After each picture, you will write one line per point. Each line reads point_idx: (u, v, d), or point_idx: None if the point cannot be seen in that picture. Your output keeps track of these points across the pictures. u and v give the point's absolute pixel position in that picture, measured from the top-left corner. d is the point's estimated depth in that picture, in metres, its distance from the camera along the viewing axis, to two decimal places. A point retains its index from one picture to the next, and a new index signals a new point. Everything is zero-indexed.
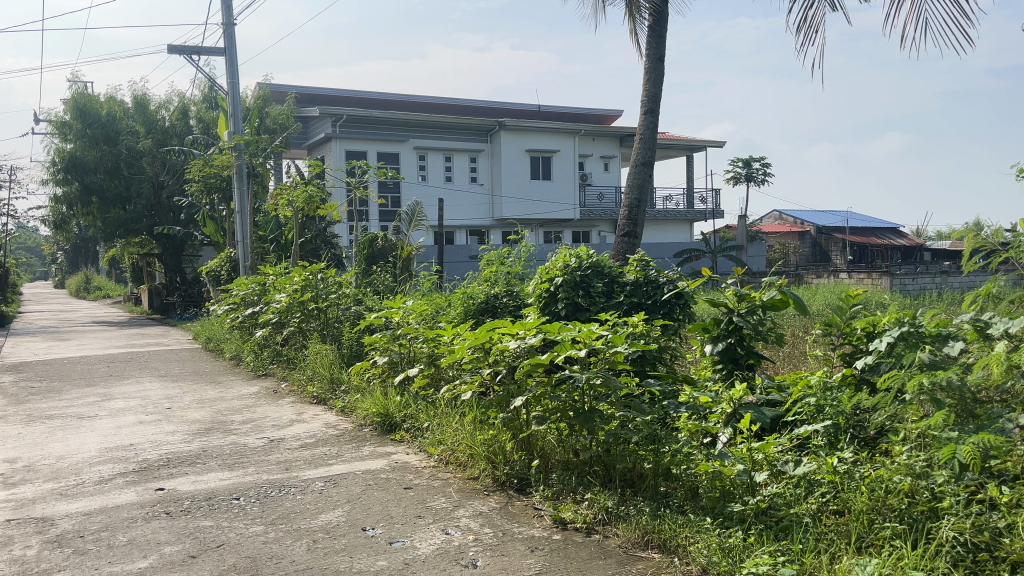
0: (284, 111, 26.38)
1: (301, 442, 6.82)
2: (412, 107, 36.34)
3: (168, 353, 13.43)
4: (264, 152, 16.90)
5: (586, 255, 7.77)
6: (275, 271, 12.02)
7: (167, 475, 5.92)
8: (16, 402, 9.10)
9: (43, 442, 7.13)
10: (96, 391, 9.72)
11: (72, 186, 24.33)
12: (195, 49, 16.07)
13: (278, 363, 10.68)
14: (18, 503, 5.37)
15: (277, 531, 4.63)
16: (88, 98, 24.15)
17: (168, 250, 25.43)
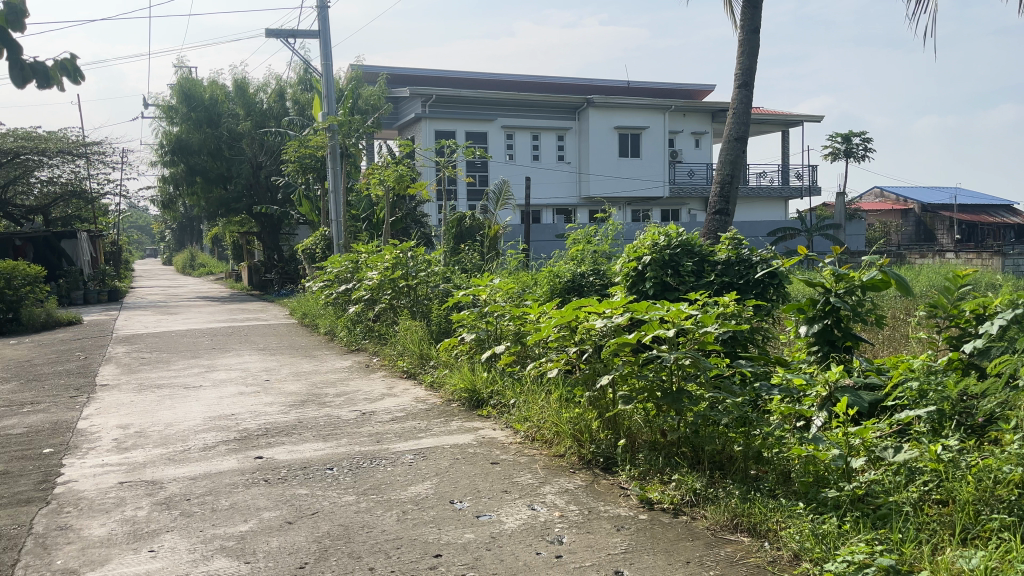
0: (375, 92, 26.81)
1: (392, 415, 6.99)
2: (500, 86, 36.43)
3: (267, 327, 13.96)
4: (356, 132, 17.22)
5: (675, 234, 7.62)
6: (367, 249, 12.27)
7: (266, 444, 6.18)
8: (129, 372, 9.67)
9: (153, 409, 7.56)
10: (201, 363, 10.21)
11: (178, 167, 25.52)
12: (291, 32, 16.48)
13: (370, 339, 10.95)
14: (131, 467, 5.72)
15: (368, 501, 4.77)
16: (193, 82, 25.28)
17: (266, 229, 26.33)
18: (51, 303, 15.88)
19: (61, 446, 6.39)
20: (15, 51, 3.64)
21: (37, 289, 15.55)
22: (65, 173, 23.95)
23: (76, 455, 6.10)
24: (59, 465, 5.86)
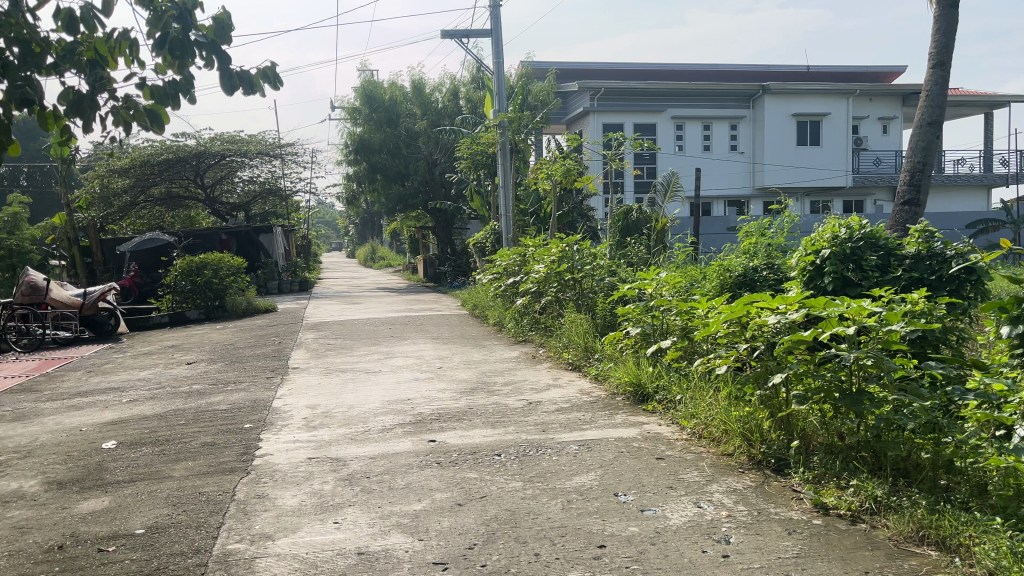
0: (545, 87, 27.15)
1: (557, 406, 7.09)
2: (670, 76, 35.79)
3: (440, 318, 14.55)
4: (525, 128, 17.52)
5: (857, 226, 7.18)
6: (535, 243, 12.46)
7: (438, 428, 6.47)
8: (316, 356, 10.42)
9: (338, 391, 8.12)
10: (380, 350, 10.82)
11: (360, 166, 27.17)
12: (465, 33, 17.05)
13: (537, 330, 11.13)
14: (318, 444, 6.19)
15: (534, 488, 4.89)
16: (374, 85, 26.79)
17: (440, 223, 27.39)
18: (251, 292, 17.38)
19: (259, 422, 7.02)
20: (225, 63, 4.07)
21: (239, 279, 17.07)
22: (262, 173, 26.10)
23: (272, 431, 6.68)
24: (258, 439, 6.44)
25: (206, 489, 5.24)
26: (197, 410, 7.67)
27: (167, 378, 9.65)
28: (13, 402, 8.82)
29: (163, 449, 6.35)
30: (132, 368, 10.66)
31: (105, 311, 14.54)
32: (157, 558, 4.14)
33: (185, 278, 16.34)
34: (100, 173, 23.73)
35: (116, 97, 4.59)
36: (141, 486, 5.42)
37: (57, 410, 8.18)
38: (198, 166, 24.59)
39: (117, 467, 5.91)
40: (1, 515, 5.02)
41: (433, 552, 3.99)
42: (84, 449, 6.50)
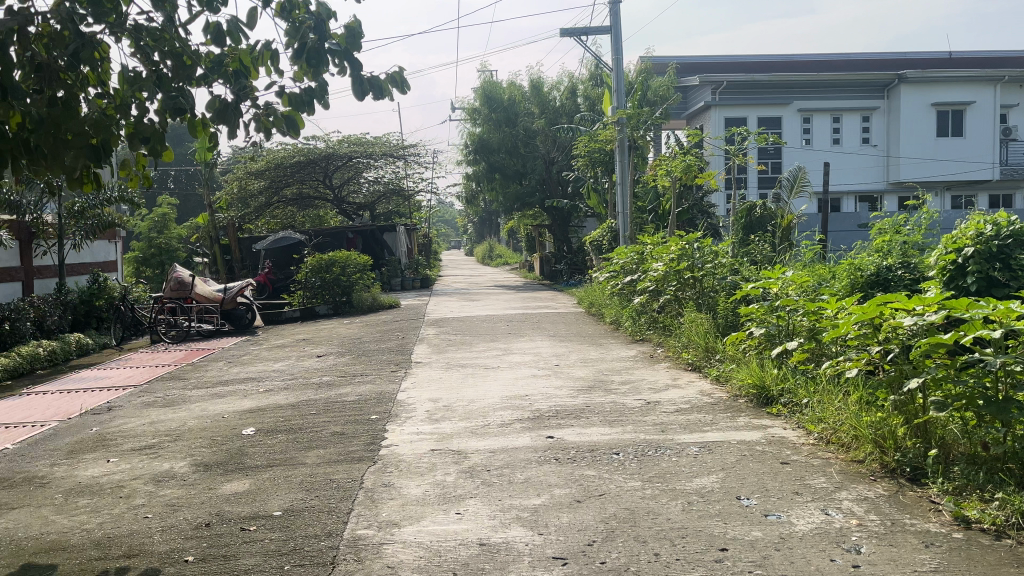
0: (665, 83, 26.81)
1: (677, 406, 7.00)
2: (796, 67, 34.55)
3: (557, 316, 14.62)
4: (643, 125, 17.35)
5: (1005, 223, 6.72)
6: (654, 241, 12.32)
7: (557, 425, 6.52)
8: (438, 351, 10.71)
9: (458, 386, 8.33)
10: (499, 346, 11.00)
11: (479, 165, 27.60)
12: (584, 31, 17.05)
13: (655, 329, 11.01)
14: (441, 436, 6.37)
15: (653, 489, 4.85)
16: (494, 85, 27.22)
17: (557, 221, 27.48)
18: (375, 288, 18.02)
19: (384, 414, 7.30)
20: (356, 70, 4.29)
21: (365, 276, 17.75)
22: (386, 173, 26.99)
23: (396, 422, 6.93)
24: (383, 430, 6.70)
25: (336, 476, 5.50)
26: (327, 401, 8.06)
27: (299, 369, 10.17)
28: (164, 389, 9.54)
29: (296, 437, 6.70)
30: (267, 359, 11.31)
31: (243, 306, 15.46)
32: (293, 539, 4.40)
33: (315, 275, 17.15)
34: (239, 175, 25.26)
35: (258, 105, 4.92)
36: (277, 471, 5.75)
37: (202, 398, 8.79)
38: (327, 167, 25.76)
39: (256, 452, 6.29)
40: (156, 493, 5.46)
41: (552, 546, 4.05)
42: (226, 435, 6.96)
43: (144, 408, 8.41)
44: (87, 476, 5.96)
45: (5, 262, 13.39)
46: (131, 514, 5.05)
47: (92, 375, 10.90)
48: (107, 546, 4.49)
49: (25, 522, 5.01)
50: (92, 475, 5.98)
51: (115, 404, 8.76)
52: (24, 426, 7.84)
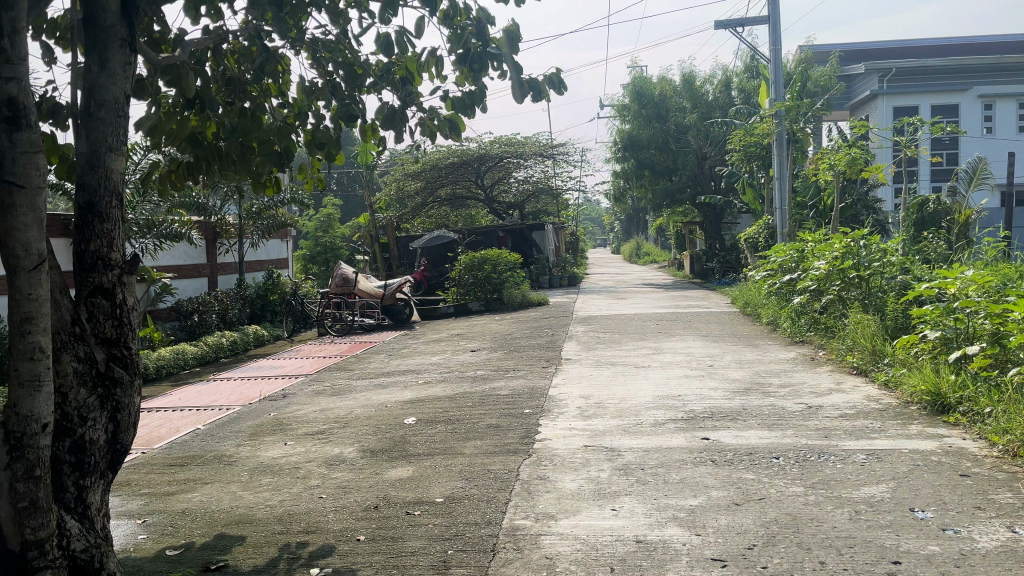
0: (827, 72, 25.58)
1: (841, 411, 6.69)
2: (974, 50, 32.12)
3: (710, 315, 14.30)
4: (803, 117, 16.64)
5: None
6: (815, 238, 11.77)
7: (712, 426, 6.41)
8: (588, 349, 10.77)
9: (610, 383, 8.35)
10: (649, 345, 10.91)
11: (628, 162, 27.27)
12: (740, 22, 16.57)
13: (816, 331, 10.54)
14: (594, 433, 6.43)
15: (817, 495, 4.69)
16: (644, 81, 26.99)
17: (709, 218, 26.91)
18: (526, 285, 18.31)
19: (537, 409, 7.44)
20: (517, 72, 4.39)
21: (515, 274, 18.10)
22: (536, 172, 27.33)
23: (550, 417, 7.05)
24: (537, 424, 6.84)
25: (494, 467, 5.68)
26: (482, 394, 8.32)
27: (455, 363, 10.54)
28: (332, 378, 10.18)
29: (455, 427, 6.97)
30: (425, 353, 11.79)
31: (401, 301, 16.19)
32: (455, 526, 4.59)
33: (468, 272, 17.68)
34: (397, 177, 26.43)
35: (423, 109, 5.14)
36: (438, 460, 6.01)
37: (366, 388, 9.30)
38: (479, 167, 26.45)
39: (418, 441, 6.60)
40: (329, 475, 5.85)
41: (711, 548, 4.00)
42: (390, 423, 7.34)
43: (315, 396, 9.01)
44: (268, 457, 6.48)
45: (194, 259, 14.72)
46: (308, 493, 5.45)
47: (269, 363, 11.80)
48: (288, 522, 4.87)
49: (217, 496, 5.52)
50: (272, 456, 6.50)
51: (289, 391, 9.45)
52: (213, 409, 8.62)
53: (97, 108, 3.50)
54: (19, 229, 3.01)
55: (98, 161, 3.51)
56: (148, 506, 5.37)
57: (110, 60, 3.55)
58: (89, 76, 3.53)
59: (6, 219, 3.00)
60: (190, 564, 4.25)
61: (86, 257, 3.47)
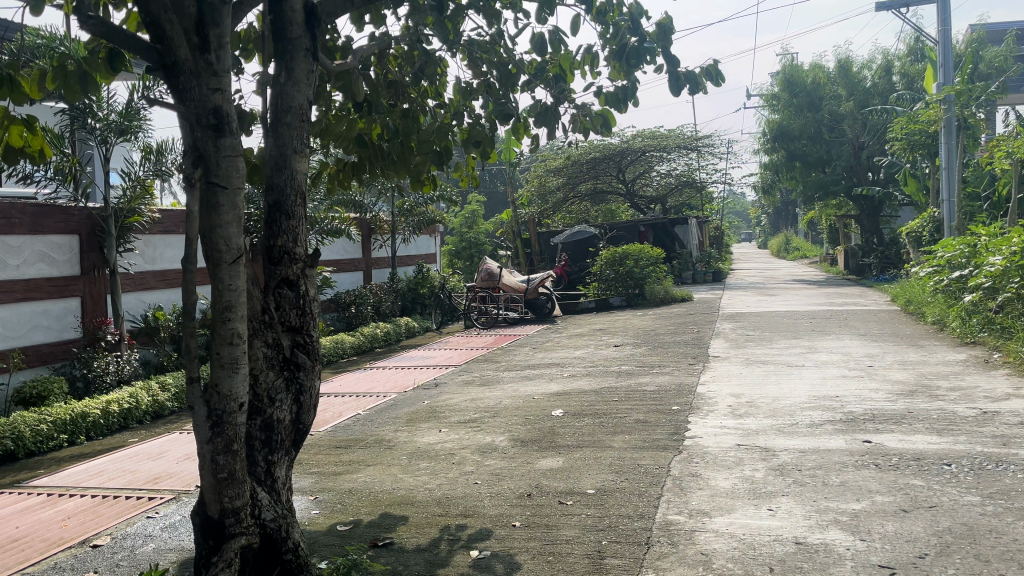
0: (1002, 52, 23.60)
1: (1021, 418, 6.20)
2: None
3: (868, 313, 13.56)
4: (976, 101, 15.45)
5: None
6: (990, 231, 10.92)
7: (874, 429, 6.12)
8: (736, 346, 10.52)
9: (762, 382, 8.13)
10: (802, 344, 10.51)
11: (778, 153, 26.31)
12: (904, 2, 15.60)
13: (990, 331, 9.79)
14: (746, 432, 6.29)
15: (995, 506, 4.39)
16: (796, 69, 25.95)
17: (866, 212, 25.34)
18: (669, 281, 18.04)
19: (686, 405, 7.37)
20: (673, 65, 4.35)
21: (658, 269, 17.84)
22: (680, 165, 26.87)
23: (700, 415, 6.96)
24: (687, 421, 6.77)
25: (644, 462, 5.68)
26: (628, 389, 8.32)
27: (599, 357, 10.58)
28: (479, 369, 10.48)
29: (602, 421, 7.02)
30: (569, 347, 11.89)
31: (544, 296, 16.39)
32: (608, 517, 4.65)
33: (610, 267, 17.67)
34: (539, 173, 26.72)
35: (575, 106, 5.20)
36: (587, 452, 6.09)
37: (513, 379, 9.52)
38: (621, 161, 26.30)
39: (567, 433, 6.70)
40: (482, 462, 6.06)
41: (878, 554, 3.86)
42: (538, 415, 7.49)
43: (465, 386, 9.31)
44: (424, 443, 6.78)
45: (351, 254, 15.65)
46: (464, 479, 5.67)
47: (420, 354, 12.28)
48: (446, 505, 5.10)
49: (380, 478, 5.85)
50: (427, 442, 6.79)
51: (440, 381, 9.81)
52: (370, 396, 9.09)
53: (285, 114, 3.80)
54: (222, 225, 3.33)
55: (285, 162, 3.81)
56: (317, 484, 5.77)
57: (295, 69, 3.83)
58: (277, 84, 3.84)
59: (211, 217, 3.32)
60: (360, 539, 4.54)
61: (274, 251, 3.78)
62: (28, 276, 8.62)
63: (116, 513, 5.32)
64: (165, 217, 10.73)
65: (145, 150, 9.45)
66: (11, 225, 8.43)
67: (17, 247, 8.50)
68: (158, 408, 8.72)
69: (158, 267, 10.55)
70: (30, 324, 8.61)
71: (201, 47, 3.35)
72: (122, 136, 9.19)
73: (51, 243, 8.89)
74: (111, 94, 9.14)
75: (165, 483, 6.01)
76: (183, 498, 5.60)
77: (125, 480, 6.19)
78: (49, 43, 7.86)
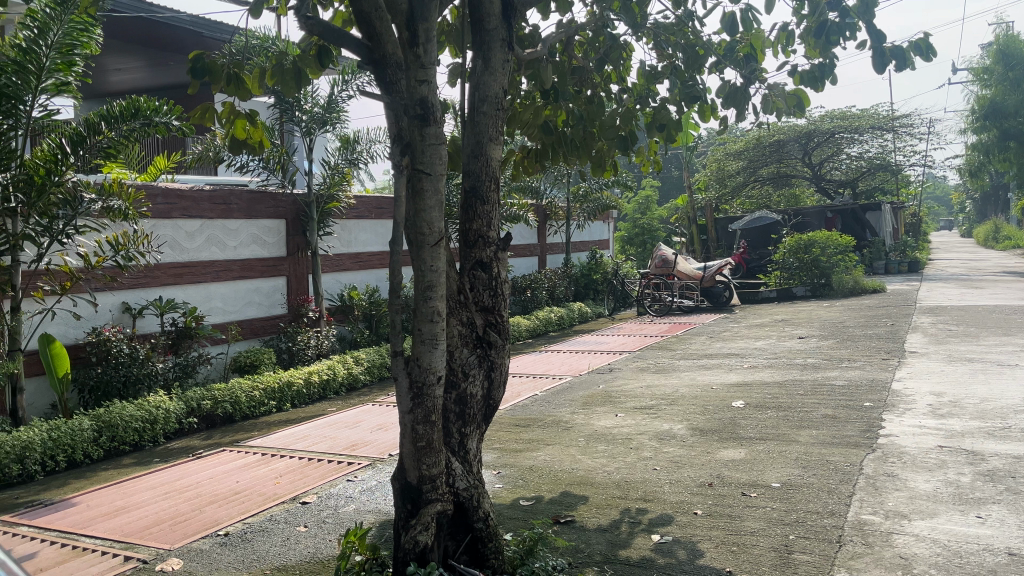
0: None
1: None
2: None
3: None
4: None
5: None
6: None
7: None
8: (937, 342, 9.75)
9: (967, 381, 7.52)
10: (1015, 341, 9.57)
11: (990, 132, 23.87)
12: None
13: None
14: (950, 433, 5.85)
15: None
16: (1012, 41, 23.73)
17: None
18: (860, 270, 16.96)
19: (880, 402, 6.94)
20: (878, 41, 4.07)
21: (849, 258, 16.76)
22: (874, 147, 25.18)
23: (895, 413, 6.54)
24: (881, 419, 6.39)
25: (833, 459, 5.43)
26: (815, 383, 7.97)
27: (783, 349, 10.17)
28: (655, 357, 10.40)
29: (787, 414, 6.77)
30: (749, 337, 11.52)
31: (721, 284, 15.90)
32: (795, 512, 4.51)
33: (794, 256, 16.98)
34: (718, 156, 26.03)
35: (766, 87, 5.00)
36: (772, 445, 5.91)
37: (690, 368, 9.37)
38: (807, 144, 24.98)
39: (749, 425, 6.52)
40: (661, 448, 6.05)
41: None
42: (718, 405, 7.34)
43: (640, 373, 9.29)
44: (602, 426, 6.85)
45: (527, 239, 16.02)
46: (643, 464, 5.67)
47: (594, 339, 12.35)
48: (625, 489, 5.14)
49: (560, 457, 5.98)
50: (605, 426, 6.86)
51: (615, 366, 9.86)
52: (547, 378, 9.30)
53: (481, 103, 3.97)
54: (425, 210, 3.54)
55: (481, 150, 3.97)
56: (500, 460, 5.99)
57: (492, 59, 3.98)
58: (475, 75, 4.01)
59: (417, 201, 3.54)
60: (543, 515, 4.68)
61: (470, 235, 3.96)
62: (243, 256, 9.49)
63: (320, 475, 5.81)
64: (360, 203, 11.46)
65: (342, 140, 10.14)
66: (230, 210, 9.29)
67: (235, 229, 9.38)
68: (353, 380, 9.38)
69: (352, 250, 11.31)
70: (245, 300, 9.51)
71: (410, 41, 3.52)
72: (323, 127, 9.88)
73: (263, 226, 9.75)
74: (314, 88, 9.85)
75: (361, 450, 6.46)
76: (377, 465, 6.01)
77: (326, 445, 6.73)
78: (264, 43, 8.59)
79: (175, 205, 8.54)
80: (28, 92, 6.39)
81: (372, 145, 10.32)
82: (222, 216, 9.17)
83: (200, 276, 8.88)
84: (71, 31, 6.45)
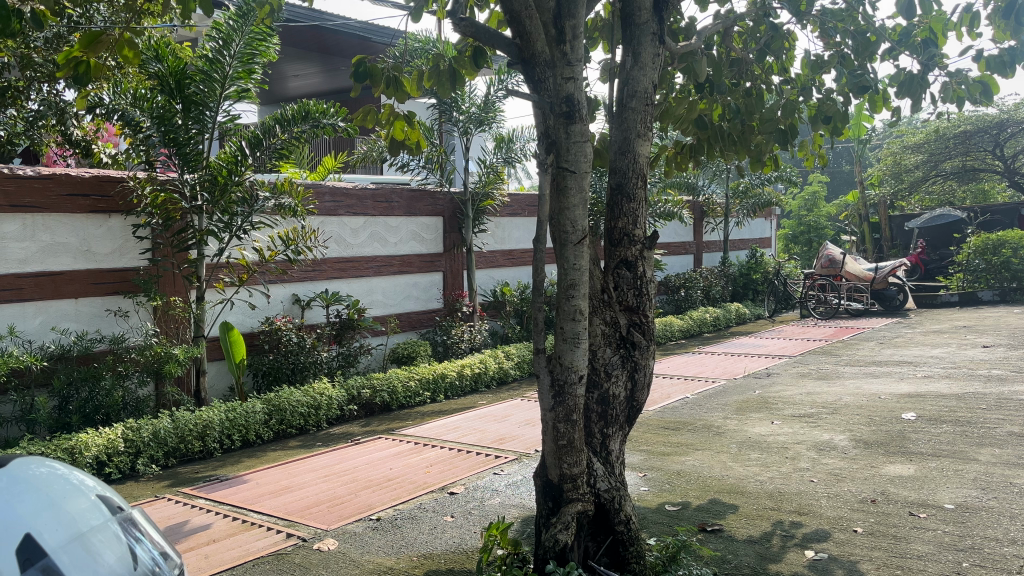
0: None
1: None
2: None
3: None
4: None
5: None
6: None
7: None
8: None
9: None
10: None
11: None
12: None
13: None
14: None
15: None
16: None
17: None
18: None
19: None
20: None
21: None
22: None
23: None
24: None
25: (1018, 481, 4.92)
26: (1001, 397, 7.25)
27: (964, 359, 9.33)
28: (818, 362, 9.84)
29: (966, 430, 6.21)
30: (925, 344, 10.67)
31: (895, 286, 14.81)
32: (970, 537, 4.11)
33: (980, 256, 15.51)
34: (895, 150, 24.25)
35: (947, 74, 4.61)
36: (946, 462, 5.44)
37: (856, 375, 8.80)
38: (999, 135, 22.44)
39: (920, 440, 6.03)
40: (819, 460, 5.71)
41: None
42: (886, 416, 6.84)
43: (800, 379, 8.83)
44: (755, 433, 6.57)
45: (683, 237, 15.69)
46: (798, 475, 5.39)
47: (752, 342, 11.87)
48: (779, 500, 4.90)
49: (709, 463, 5.79)
50: (759, 433, 6.57)
51: (773, 371, 9.42)
52: (699, 380, 9.04)
53: (630, 100, 3.89)
54: (568, 209, 3.52)
55: (629, 146, 3.89)
56: (647, 462, 5.89)
57: (642, 53, 3.90)
58: (624, 71, 3.95)
59: (561, 199, 3.53)
60: (688, 522, 4.55)
61: (615, 233, 3.91)
62: (404, 252, 9.88)
63: (469, 466, 5.95)
64: (514, 201, 11.63)
65: (498, 139, 10.30)
66: (392, 208, 9.69)
67: (396, 226, 9.77)
68: (503, 375, 9.54)
69: (506, 247, 11.51)
70: (405, 294, 9.90)
71: (557, 39, 3.51)
72: (480, 126, 10.09)
73: (422, 223, 10.10)
74: (472, 88, 10.08)
75: (509, 444, 6.55)
76: (524, 460, 6.06)
77: (474, 437, 6.88)
78: (425, 45, 8.90)
79: (342, 203, 9.02)
80: (212, 99, 6.94)
81: (527, 144, 10.41)
82: (384, 214, 9.58)
83: (363, 271, 9.33)
84: (251, 41, 6.95)
